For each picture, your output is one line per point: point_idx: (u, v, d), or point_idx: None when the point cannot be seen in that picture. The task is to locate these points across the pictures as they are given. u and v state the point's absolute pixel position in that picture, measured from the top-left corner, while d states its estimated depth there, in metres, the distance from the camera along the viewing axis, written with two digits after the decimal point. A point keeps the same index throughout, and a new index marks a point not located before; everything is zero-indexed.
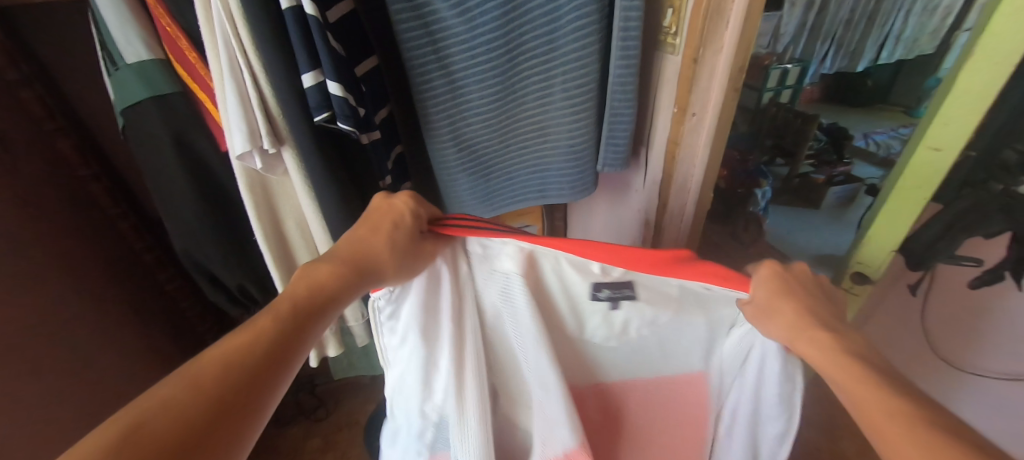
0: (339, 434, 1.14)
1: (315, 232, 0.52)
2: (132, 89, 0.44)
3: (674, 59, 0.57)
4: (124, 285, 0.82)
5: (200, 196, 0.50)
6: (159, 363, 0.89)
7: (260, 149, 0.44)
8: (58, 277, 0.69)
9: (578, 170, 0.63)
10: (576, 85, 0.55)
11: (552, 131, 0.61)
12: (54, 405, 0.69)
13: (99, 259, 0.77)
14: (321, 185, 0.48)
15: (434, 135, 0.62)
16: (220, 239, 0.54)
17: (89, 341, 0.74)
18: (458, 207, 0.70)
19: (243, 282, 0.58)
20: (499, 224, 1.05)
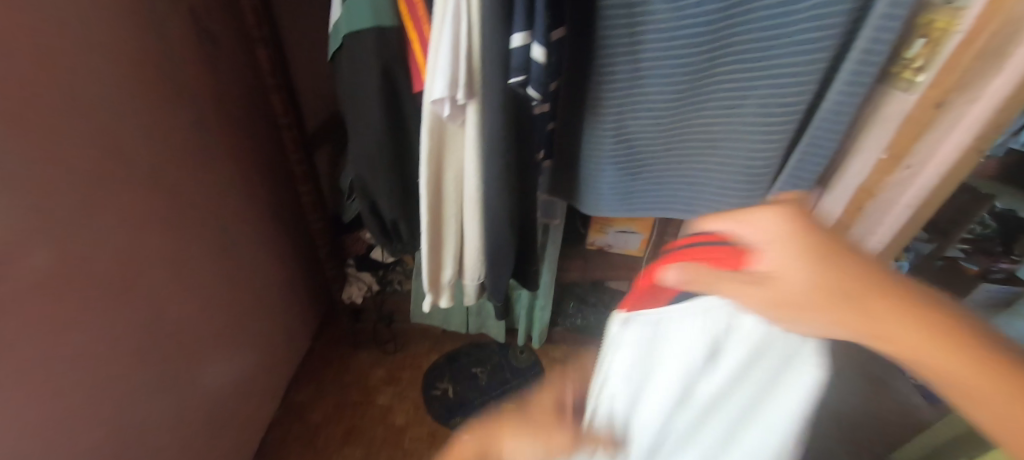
0: (402, 372, 1.24)
1: (468, 189, 0.53)
2: (359, 17, 0.47)
3: None
4: (266, 186, 0.95)
5: (387, 132, 0.54)
6: (275, 258, 1.03)
7: (452, 98, 0.46)
8: (227, 165, 0.82)
9: (742, 197, 0.56)
10: (779, 103, 0.47)
11: (727, 146, 0.55)
12: None
13: (254, 158, 0.90)
14: (494, 145, 0.48)
15: (598, 120, 0.62)
16: (392, 173, 0.57)
17: (239, 228, 0.88)
18: (595, 197, 0.69)
19: (397, 217, 0.61)
20: (605, 222, 1.02)
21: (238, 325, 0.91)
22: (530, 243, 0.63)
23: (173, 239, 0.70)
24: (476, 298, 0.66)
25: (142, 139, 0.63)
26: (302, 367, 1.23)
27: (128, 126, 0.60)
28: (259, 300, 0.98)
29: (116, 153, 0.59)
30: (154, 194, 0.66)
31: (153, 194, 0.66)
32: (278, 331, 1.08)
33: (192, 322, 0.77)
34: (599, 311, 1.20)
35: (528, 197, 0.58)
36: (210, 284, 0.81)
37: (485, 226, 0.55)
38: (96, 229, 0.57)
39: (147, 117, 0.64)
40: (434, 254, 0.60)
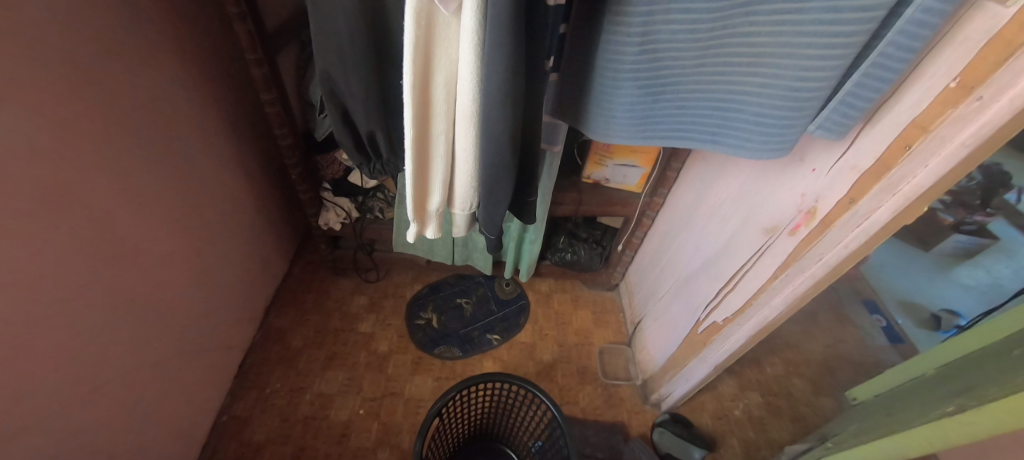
0: (386, 300, 1.21)
1: (462, 98, 0.44)
2: None
3: (1002, 12, 0.38)
4: (217, 90, 0.83)
5: (359, 16, 0.41)
6: (237, 174, 0.92)
7: None
8: (161, 58, 0.69)
9: (782, 125, 0.48)
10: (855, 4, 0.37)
11: (774, 62, 0.45)
12: (161, 192, 0.72)
13: (194, 52, 0.76)
14: (496, 40, 0.38)
15: (619, 25, 0.49)
16: (369, 73, 0.45)
17: (188, 136, 0.77)
18: (606, 122, 0.60)
19: (374, 129, 0.50)
20: (605, 154, 0.95)
21: (201, 246, 0.84)
22: (531, 169, 0.55)
23: (102, 142, 0.60)
24: (466, 230, 0.60)
25: (42, 16, 0.50)
26: (279, 293, 1.18)
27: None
28: (223, 220, 0.89)
29: (14, 31, 0.47)
30: (68, 81, 0.54)
31: (67, 83, 0.54)
32: (249, 256, 1.01)
33: (144, 239, 0.70)
34: (590, 247, 1.14)
35: (532, 114, 0.49)
36: (158, 199, 0.72)
37: (483, 147, 0.47)
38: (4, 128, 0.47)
39: None
40: (419, 178, 0.51)
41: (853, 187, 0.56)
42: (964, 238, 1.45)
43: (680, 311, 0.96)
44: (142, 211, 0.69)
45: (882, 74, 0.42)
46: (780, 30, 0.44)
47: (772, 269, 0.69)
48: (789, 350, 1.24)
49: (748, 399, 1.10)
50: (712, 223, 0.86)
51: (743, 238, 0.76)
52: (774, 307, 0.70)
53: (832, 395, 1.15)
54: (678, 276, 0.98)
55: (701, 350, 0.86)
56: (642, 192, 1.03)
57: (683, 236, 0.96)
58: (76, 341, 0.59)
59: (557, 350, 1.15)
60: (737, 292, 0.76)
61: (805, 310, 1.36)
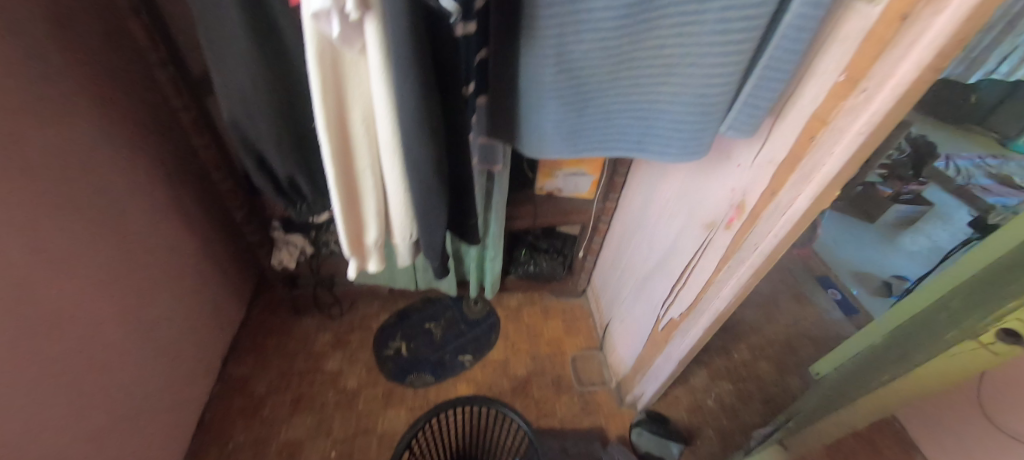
0: (351, 334, 1.18)
1: (382, 132, 0.44)
2: None
3: (869, 11, 0.43)
4: (149, 139, 0.80)
5: (258, 62, 0.41)
6: (178, 222, 0.88)
7: (340, 11, 0.34)
8: (82, 111, 0.66)
9: (697, 130, 0.50)
10: (740, 14, 0.40)
11: (680, 71, 0.48)
12: (93, 252, 0.69)
13: (119, 102, 0.73)
14: (404, 74, 0.38)
15: (535, 46, 0.51)
16: (276, 115, 0.45)
17: (119, 190, 0.74)
18: (538, 138, 0.61)
19: (292, 171, 0.50)
20: (554, 166, 0.97)
21: (144, 302, 0.80)
22: (466, 192, 0.56)
23: (21, 205, 0.57)
24: (411, 258, 0.59)
25: None
26: (237, 340, 1.13)
27: None
28: (165, 272, 0.85)
29: None
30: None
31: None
32: (200, 306, 0.97)
33: (74, 303, 0.65)
34: (552, 257, 1.18)
35: (460, 140, 0.50)
36: (88, 258, 0.68)
37: (410, 177, 0.47)
38: None
39: None
40: (351, 213, 0.50)
41: (772, 178, 0.59)
42: (904, 207, 1.57)
43: (641, 311, 0.98)
44: (74, 275, 0.65)
45: (776, 75, 0.46)
46: (682, 41, 0.46)
47: (715, 261, 0.71)
48: (753, 335, 1.28)
49: (719, 388, 1.13)
50: (659, 223, 0.89)
51: (688, 235, 0.79)
52: (721, 299, 0.72)
53: (796, 373, 1.20)
54: (636, 277, 1.00)
55: (665, 347, 0.88)
56: (594, 198, 1.06)
57: (636, 238, 0.99)
58: (12, 423, 0.55)
59: (531, 363, 1.14)
60: (688, 287, 0.79)
61: (763, 293, 1.42)
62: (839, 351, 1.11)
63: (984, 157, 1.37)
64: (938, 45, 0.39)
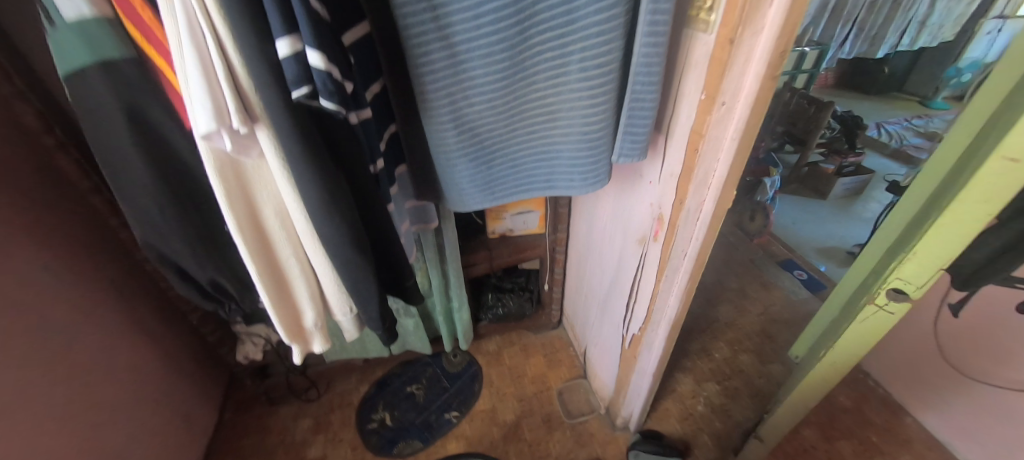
0: (332, 415, 1.15)
1: (297, 221, 0.47)
2: (70, 49, 0.37)
3: (707, 38, 0.51)
4: (92, 260, 0.81)
5: (161, 181, 0.45)
6: (133, 336, 0.87)
7: (229, 128, 0.39)
8: (22, 245, 0.67)
9: (592, 161, 0.57)
10: (595, 64, 0.48)
11: (564, 114, 0.55)
12: (38, 387, 0.67)
13: (59, 232, 0.75)
14: (301, 169, 0.42)
15: (432, 116, 0.55)
16: (186, 225, 0.48)
17: (66, 318, 0.73)
18: (459, 194, 0.65)
19: (214, 274, 0.53)
20: (500, 209, 1.02)
21: (102, 426, 0.77)
22: (396, 257, 0.59)
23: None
24: (356, 331, 0.61)
25: None
26: (211, 446, 1.08)
27: None
28: (124, 389, 0.83)
29: None
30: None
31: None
32: (168, 417, 0.93)
33: (20, 445, 0.63)
34: (518, 294, 1.21)
35: (376, 213, 0.54)
36: (33, 393, 0.66)
37: (332, 258, 0.49)
38: None
39: None
40: (280, 300, 0.53)
41: (677, 190, 0.65)
42: (849, 180, 1.72)
43: (609, 332, 1.00)
44: (21, 413, 0.63)
45: (644, 104, 0.52)
46: (558, 87, 0.53)
47: (653, 273, 0.75)
48: (730, 330, 1.32)
49: (706, 391, 1.14)
50: (604, 245, 0.93)
51: (628, 252, 0.83)
52: (668, 306, 0.76)
53: (778, 360, 1.22)
54: (598, 298, 1.02)
55: (635, 362, 0.89)
56: (545, 231, 1.10)
57: (589, 261, 1.02)
58: None
59: (518, 406, 1.13)
60: (639, 302, 0.82)
61: (731, 288, 1.48)
62: (810, 329, 1.14)
63: (909, 120, 1.80)
64: (766, 58, 0.46)
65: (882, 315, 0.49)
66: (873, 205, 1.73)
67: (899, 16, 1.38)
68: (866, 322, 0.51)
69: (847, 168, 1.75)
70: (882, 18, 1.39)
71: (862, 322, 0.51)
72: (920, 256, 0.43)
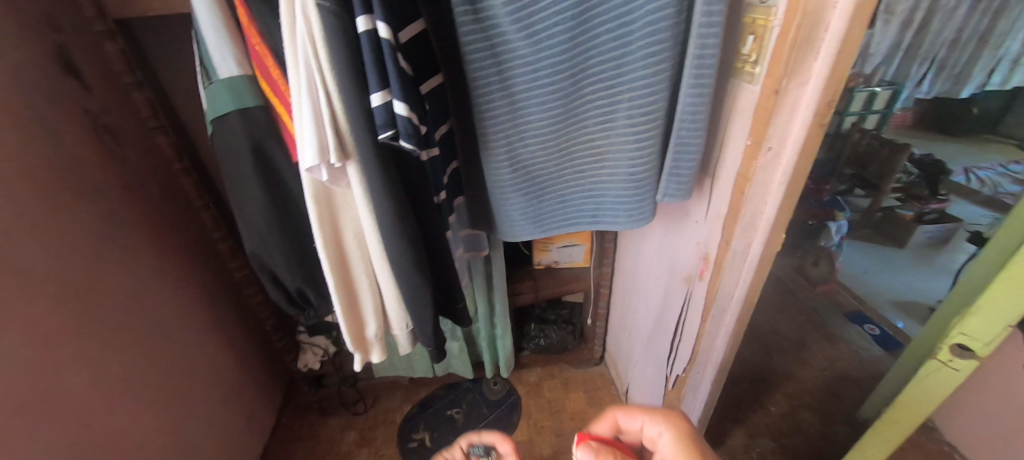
0: (376, 430, 1.20)
1: (371, 242, 0.55)
2: (221, 101, 0.48)
3: (752, 88, 0.53)
4: (194, 268, 0.94)
5: (270, 204, 0.54)
6: (217, 336, 0.99)
7: (327, 163, 0.47)
8: (144, 251, 0.82)
9: (636, 200, 0.61)
10: (641, 111, 0.53)
11: (610, 156, 0.60)
12: (143, 373, 0.78)
13: (172, 241, 0.89)
14: (381, 198, 0.49)
15: (491, 156, 0.62)
16: (283, 242, 0.57)
17: (170, 315, 0.86)
18: (509, 226, 0.71)
19: (300, 284, 0.61)
20: (547, 241, 1.06)
21: (186, 415, 0.87)
22: (450, 280, 0.65)
23: (79, 344, 0.67)
24: (410, 346, 0.66)
25: (51, 253, 0.64)
26: (268, 448, 1.16)
27: (42, 242, 0.63)
28: (206, 384, 0.94)
29: (27, 273, 0.60)
30: (45, 295, 0.63)
31: (46, 299, 0.63)
32: (237, 415, 1.03)
33: (123, 427, 0.73)
34: (561, 327, 1.23)
35: (437, 239, 0.60)
36: (137, 381, 0.77)
37: (397, 277, 0.56)
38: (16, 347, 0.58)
39: (49, 225, 0.65)
40: (351, 311, 0.60)
41: (723, 230, 0.65)
42: (931, 227, 1.57)
43: (653, 372, 0.97)
44: (129, 394, 0.75)
45: (689, 148, 0.55)
46: (606, 131, 0.58)
47: (699, 311, 0.75)
48: (789, 383, 1.22)
49: (760, 447, 1.06)
50: (649, 281, 0.93)
51: (673, 289, 0.83)
52: (715, 348, 0.74)
53: (844, 421, 1.11)
54: (641, 336, 1.01)
55: (679, 406, 0.86)
56: (590, 265, 1.12)
57: (635, 298, 1.02)
58: None
59: (556, 441, 1.12)
60: (685, 341, 0.81)
61: (791, 338, 1.38)
62: (880, 389, 1.04)
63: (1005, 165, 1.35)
64: (815, 106, 0.48)
65: (943, 370, 0.52)
66: (958, 257, 1.57)
67: (987, 54, 1.15)
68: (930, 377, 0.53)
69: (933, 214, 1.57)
70: (967, 56, 1.17)
71: (925, 377, 0.53)
72: (983, 312, 0.47)
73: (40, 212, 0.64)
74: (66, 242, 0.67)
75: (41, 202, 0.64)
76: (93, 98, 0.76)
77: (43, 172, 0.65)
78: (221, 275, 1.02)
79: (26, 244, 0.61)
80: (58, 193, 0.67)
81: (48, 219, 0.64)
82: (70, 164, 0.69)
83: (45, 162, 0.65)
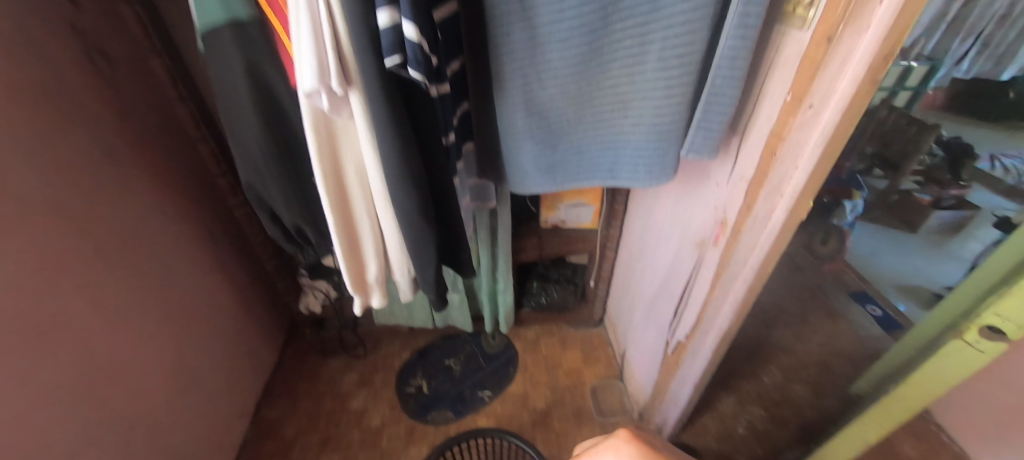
0: (375, 374, 1.23)
1: (373, 182, 0.51)
2: (210, 10, 0.43)
3: (802, 36, 0.48)
4: (194, 204, 0.92)
5: (268, 133, 0.51)
6: (218, 274, 0.99)
7: (328, 89, 0.43)
8: (141, 183, 0.79)
9: (657, 155, 0.57)
10: (675, 54, 0.47)
11: (635, 105, 0.55)
12: (145, 305, 0.78)
13: (171, 175, 0.86)
14: (384, 133, 0.45)
15: (506, 97, 0.58)
16: (283, 175, 0.54)
17: (170, 249, 0.85)
18: (520, 175, 0.68)
19: (299, 222, 0.59)
20: (555, 199, 1.03)
21: (188, 348, 0.88)
22: (455, 229, 0.62)
23: (80, 272, 0.66)
24: (411, 294, 0.65)
25: (46, 179, 0.62)
26: (271, 384, 1.20)
27: (36, 166, 0.60)
28: (208, 320, 0.94)
29: (21, 197, 0.58)
30: (42, 220, 0.61)
31: (43, 225, 0.61)
32: (239, 351, 1.06)
33: (126, 355, 0.74)
34: (562, 286, 1.24)
35: (444, 184, 0.57)
36: (139, 312, 0.77)
37: (400, 221, 0.53)
38: (14, 272, 0.57)
39: (43, 149, 0.62)
40: (352, 253, 0.58)
41: (746, 194, 0.62)
42: (948, 213, 1.44)
43: (653, 336, 0.97)
44: (133, 325, 0.75)
45: (722, 100, 0.50)
46: (633, 77, 0.53)
47: (709, 278, 0.73)
48: (784, 355, 1.24)
49: (749, 415, 1.09)
50: (658, 245, 0.91)
51: (684, 254, 0.81)
52: (721, 316, 0.72)
53: (835, 395, 1.13)
54: (644, 301, 1.01)
55: (676, 370, 0.87)
56: (598, 227, 1.09)
57: (641, 262, 1.00)
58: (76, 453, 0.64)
59: (550, 395, 1.15)
60: (691, 307, 0.79)
61: (792, 313, 1.38)
62: (877, 368, 1.04)
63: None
64: (868, 61, 0.42)
65: (969, 351, 0.47)
66: None
67: None
68: (948, 359, 0.49)
69: (947, 198, 1.48)
70: None
71: (942, 358, 0.50)
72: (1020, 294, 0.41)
73: (33, 135, 0.60)
74: (61, 168, 0.64)
75: (34, 123, 0.61)
76: (82, 13, 0.70)
77: (33, 91, 0.61)
78: (223, 211, 1.01)
79: (20, 168, 0.58)
80: (49, 115, 0.63)
81: (40, 143, 0.61)
82: (60, 86, 0.65)
83: (35, 81, 0.61)
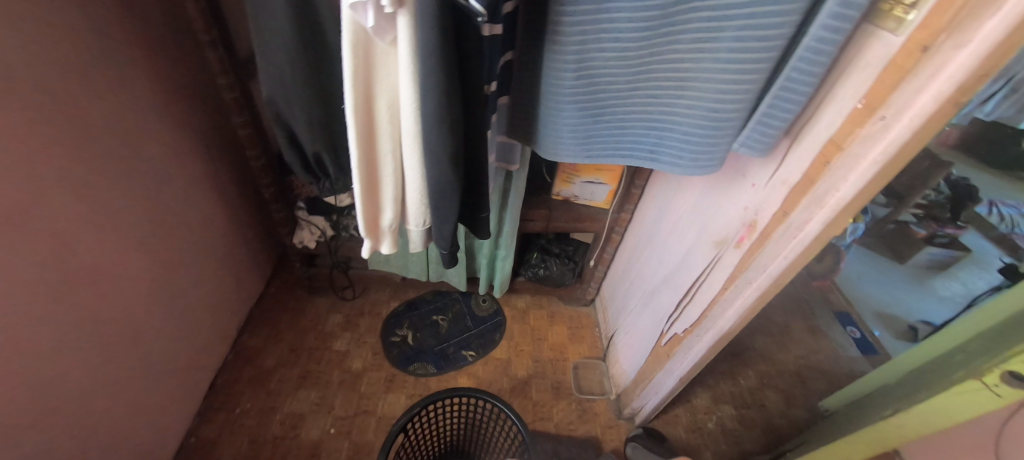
0: (361, 318, 1.22)
1: (405, 121, 0.47)
2: None
3: (892, 41, 0.43)
4: (194, 113, 0.86)
5: (299, 46, 0.46)
6: (212, 193, 0.94)
7: (375, 3, 0.38)
8: (138, 81, 0.73)
9: (706, 144, 0.53)
10: (756, 37, 0.43)
11: (695, 85, 0.51)
12: (133, 213, 0.74)
13: (171, 77, 0.79)
14: (428, 68, 0.41)
15: (558, 53, 0.53)
16: (309, 97, 0.50)
17: (164, 159, 0.80)
18: (553, 141, 0.64)
19: (320, 150, 0.55)
20: (572, 172, 0.99)
21: (174, 264, 0.85)
22: (480, 186, 0.59)
23: (68, 167, 0.62)
24: (422, 245, 0.63)
25: (36, 59, 0.56)
26: (253, 312, 1.18)
27: (25, 42, 0.54)
28: (197, 238, 0.91)
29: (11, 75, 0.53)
30: (31, 103, 0.56)
31: (31, 110, 0.56)
32: (226, 275, 1.03)
33: (110, 260, 0.71)
34: (562, 262, 1.20)
35: (478, 137, 0.53)
36: (127, 219, 0.73)
37: (427, 168, 0.50)
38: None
39: (34, 23, 0.55)
40: (370, 194, 0.55)
41: (785, 199, 0.59)
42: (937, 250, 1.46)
43: (647, 324, 0.98)
44: (119, 231, 0.72)
45: (792, 97, 0.46)
46: (701, 54, 0.48)
47: (722, 278, 0.72)
48: (763, 362, 1.27)
49: (721, 412, 1.12)
50: (671, 236, 0.89)
51: (698, 250, 0.79)
52: (725, 317, 0.72)
53: (804, 406, 1.17)
54: (644, 290, 1.01)
55: (665, 360, 0.88)
56: (609, 208, 1.06)
57: (648, 250, 0.99)
58: (54, 351, 0.62)
59: (533, 365, 1.16)
60: (695, 303, 0.79)
61: (778, 323, 1.40)
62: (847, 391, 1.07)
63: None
64: (958, 79, 0.38)
65: (986, 393, 0.49)
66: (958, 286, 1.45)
67: None
68: (966, 396, 0.51)
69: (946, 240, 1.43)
70: None
71: (958, 394, 0.52)
72: None
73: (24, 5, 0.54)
74: (52, 49, 0.58)
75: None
76: None
77: None
78: (222, 127, 0.95)
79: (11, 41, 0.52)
80: None
81: (31, 16, 0.55)
82: None
83: None
